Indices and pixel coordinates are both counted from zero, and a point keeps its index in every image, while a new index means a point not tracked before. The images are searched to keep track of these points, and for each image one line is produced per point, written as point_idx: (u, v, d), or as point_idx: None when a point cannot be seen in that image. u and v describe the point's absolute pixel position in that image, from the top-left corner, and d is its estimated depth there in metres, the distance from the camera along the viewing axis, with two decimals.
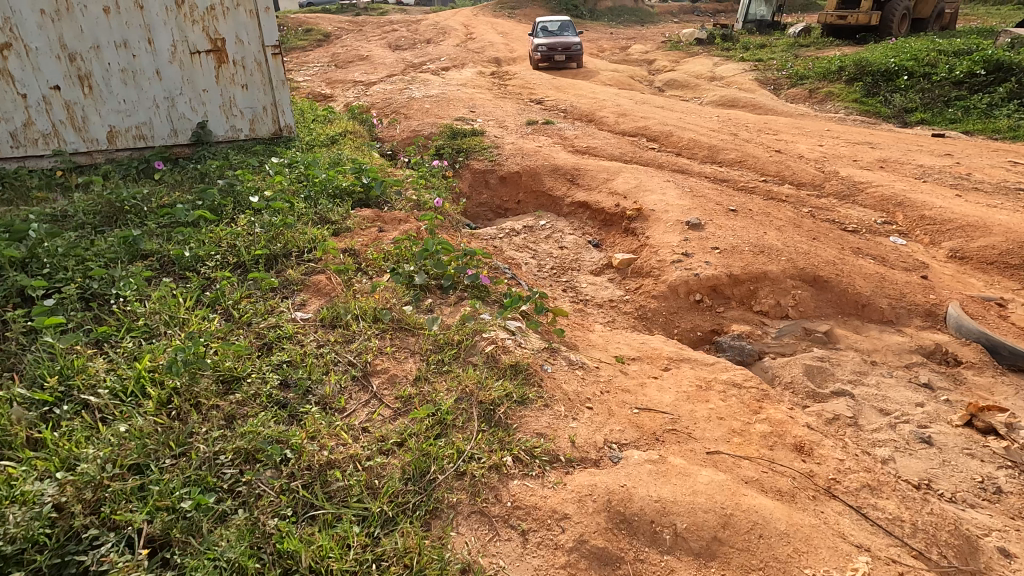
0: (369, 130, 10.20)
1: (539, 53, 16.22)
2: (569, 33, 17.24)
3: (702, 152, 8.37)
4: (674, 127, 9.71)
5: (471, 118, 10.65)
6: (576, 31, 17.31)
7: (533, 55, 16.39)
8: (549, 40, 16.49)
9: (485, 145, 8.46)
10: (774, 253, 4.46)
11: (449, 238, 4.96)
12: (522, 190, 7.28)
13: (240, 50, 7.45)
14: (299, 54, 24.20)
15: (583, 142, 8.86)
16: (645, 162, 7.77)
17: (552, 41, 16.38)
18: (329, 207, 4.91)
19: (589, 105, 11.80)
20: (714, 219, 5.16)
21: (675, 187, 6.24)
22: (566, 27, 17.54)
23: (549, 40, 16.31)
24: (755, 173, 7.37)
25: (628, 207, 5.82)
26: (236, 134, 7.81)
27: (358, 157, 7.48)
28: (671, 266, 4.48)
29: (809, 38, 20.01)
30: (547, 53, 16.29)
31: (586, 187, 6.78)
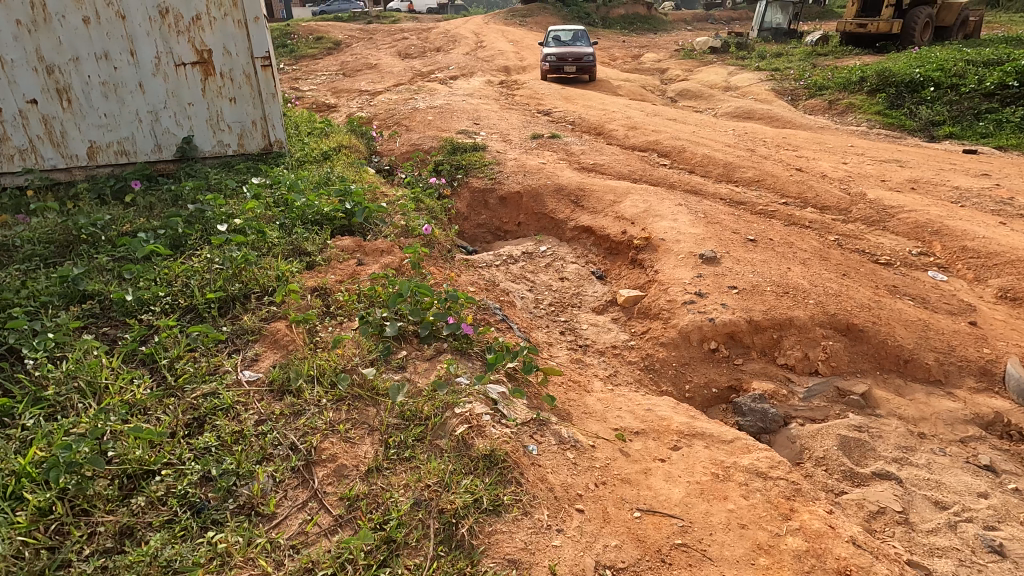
0: (367, 144, 9.81)
1: (549, 63, 15.71)
2: (582, 42, 16.69)
3: (717, 170, 7.86)
4: (687, 142, 9.20)
5: (474, 131, 10.23)
6: (589, 40, 16.75)
7: (543, 65, 15.89)
8: (560, 49, 15.98)
9: (486, 162, 8.03)
10: (799, 294, 3.93)
11: (436, 272, 4.51)
12: (522, 211, 6.82)
13: (228, 62, 7.08)
14: (308, 63, 24.05)
15: (590, 158, 8.39)
16: (656, 182, 7.28)
17: (564, 51, 15.85)
18: (305, 237, 4.48)
19: (598, 118, 11.33)
20: (731, 251, 4.65)
21: (687, 212, 5.73)
22: (579, 36, 16.97)
23: (560, 49, 15.77)
24: (774, 194, 6.84)
25: (636, 234, 5.33)
26: (223, 150, 7.43)
27: (351, 175, 7.07)
28: (682, 307, 3.97)
29: (827, 47, 19.42)
30: (558, 63, 15.77)
31: (591, 209, 6.29)
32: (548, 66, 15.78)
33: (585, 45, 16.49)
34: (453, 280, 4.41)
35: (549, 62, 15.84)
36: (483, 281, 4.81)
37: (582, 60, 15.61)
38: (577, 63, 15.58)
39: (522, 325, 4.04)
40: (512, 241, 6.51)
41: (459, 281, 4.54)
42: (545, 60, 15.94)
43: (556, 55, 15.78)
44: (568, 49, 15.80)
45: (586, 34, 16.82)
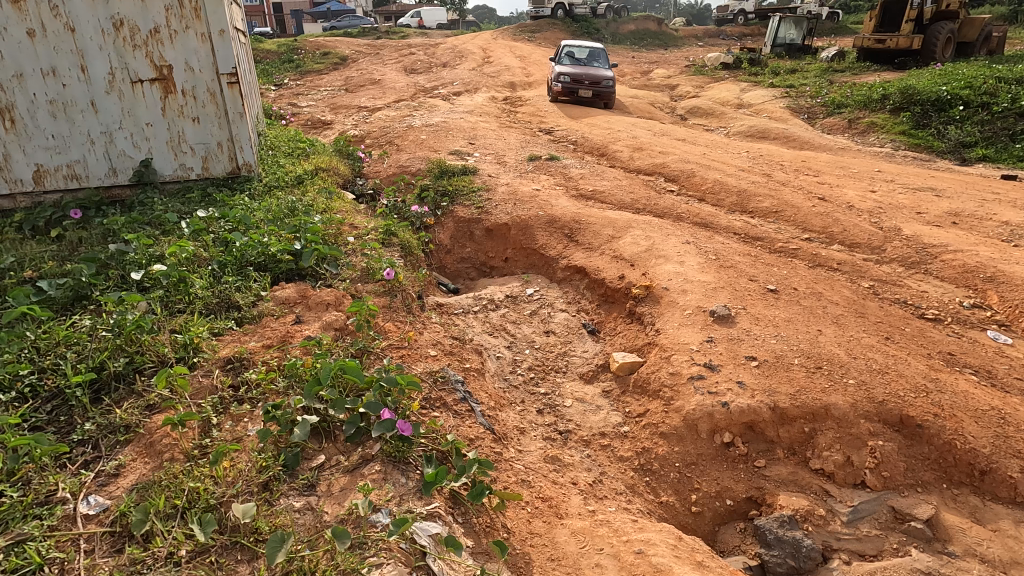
0: (350, 165, 9.15)
1: (561, 84, 14.53)
2: (597, 63, 15.49)
3: (729, 198, 7.09)
4: (697, 165, 8.46)
5: (467, 153, 9.57)
6: (608, 62, 15.52)
7: (554, 85, 14.70)
8: (574, 69, 14.79)
9: (474, 187, 7.33)
10: (836, 371, 3.13)
11: (393, 328, 3.77)
12: (510, 245, 6.09)
13: (191, 79, 6.47)
14: (312, 78, 23.69)
15: (589, 183, 7.65)
16: (660, 212, 6.52)
17: (578, 72, 14.64)
18: (238, 287, 3.77)
19: (601, 138, 10.65)
20: (748, 306, 3.87)
21: (695, 252, 4.95)
22: (596, 55, 15.75)
23: (575, 71, 14.56)
24: (795, 228, 6.06)
25: (635, 279, 4.56)
26: (186, 174, 6.80)
27: (322, 203, 6.42)
28: (689, 384, 3.18)
29: (843, 63, 18.63)
30: (570, 85, 14.58)
31: (586, 246, 5.54)
32: (559, 88, 14.62)
33: (602, 67, 15.28)
34: (412, 341, 3.67)
35: (561, 83, 14.65)
36: (453, 336, 4.05)
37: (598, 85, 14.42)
38: (591, 87, 14.42)
39: (491, 402, 3.28)
40: (496, 281, 5.78)
41: (421, 338, 3.79)
42: (557, 80, 14.74)
43: (570, 76, 14.58)
44: (583, 71, 14.60)
45: (603, 55, 15.61)
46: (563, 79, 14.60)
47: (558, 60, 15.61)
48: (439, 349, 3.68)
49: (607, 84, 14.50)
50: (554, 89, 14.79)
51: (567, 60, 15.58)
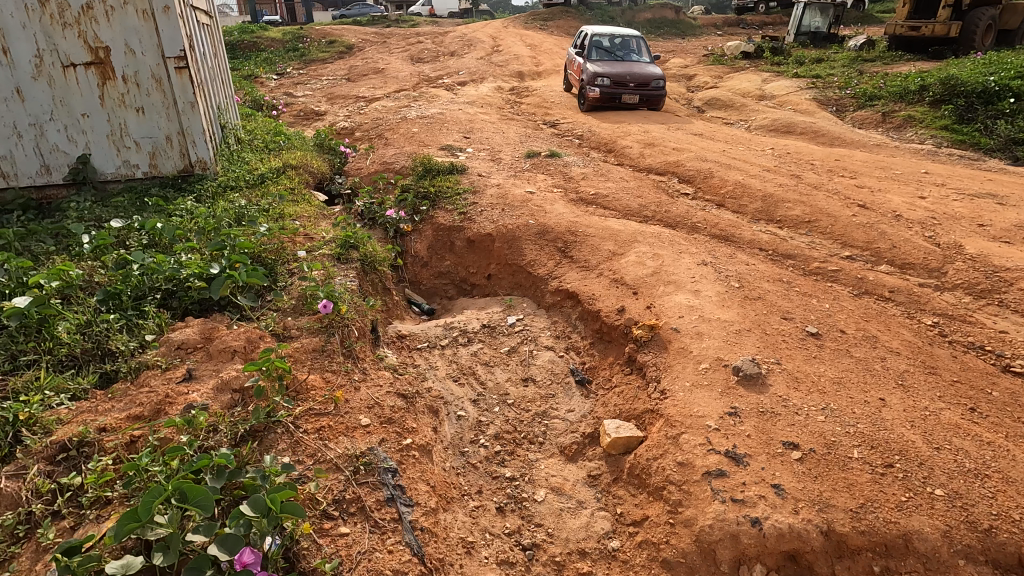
0: (328, 162, 8.31)
1: (601, 89, 11.52)
2: (636, 56, 12.47)
3: (751, 206, 6.14)
4: (715, 164, 7.51)
5: (459, 148, 8.68)
6: (649, 52, 12.54)
7: (591, 91, 11.70)
8: (612, 67, 11.76)
9: (459, 189, 6.47)
10: (918, 474, 2.26)
11: (321, 383, 2.94)
12: (493, 259, 5.19)
13: (132, 63, 5.65)
14: (315, 67, 22.83)
15: (592, 185, 6.72)
16: (671, 220, 5.59)
17: (619, 72, 11.66)
18: (121, 327, 2.95)
19: (609, 132, 9.73)
20: (785, 361, 2.95)
21: (714, 276, 4.04)
22: (634, 45, 12.66)
23: (617, 71, 11.60)
24: (832, 243, 5.11)
25: (637, 311, 3.64)
26: (131, 171, 6.00)
27: (278, 207, 5.60)
28: (703, 485, 2.30)
29: (874, 52, 17.34)
30: (612, 90, 11.62)
31: (581, 263, 4.65)
32: (599, 95, 11.64)
33: (645, 61, 12.32)
34: (342, 402, 2.83)
35: (600, 87, 11.64)
36: (405, 388, 3.21)
37: (648, 88, 11.54)
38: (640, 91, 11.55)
39: (434, 499, 2.45)
40: (477, 304, 4.92)
41: (356, 395, 2.94)
42: (594, 84, 11.72)
43: (611, 79, 11.60)
44: (627, 71, 11.65)
45: (644, 44, 12.58)
46: (602, 82, 11.59)
47: (589, 56, 12.51)
48: (377, 411, 2.83)
49: (659, 85, 11.62)
50: (590, 95, 11.78)
51: (600, 54, 12.47)
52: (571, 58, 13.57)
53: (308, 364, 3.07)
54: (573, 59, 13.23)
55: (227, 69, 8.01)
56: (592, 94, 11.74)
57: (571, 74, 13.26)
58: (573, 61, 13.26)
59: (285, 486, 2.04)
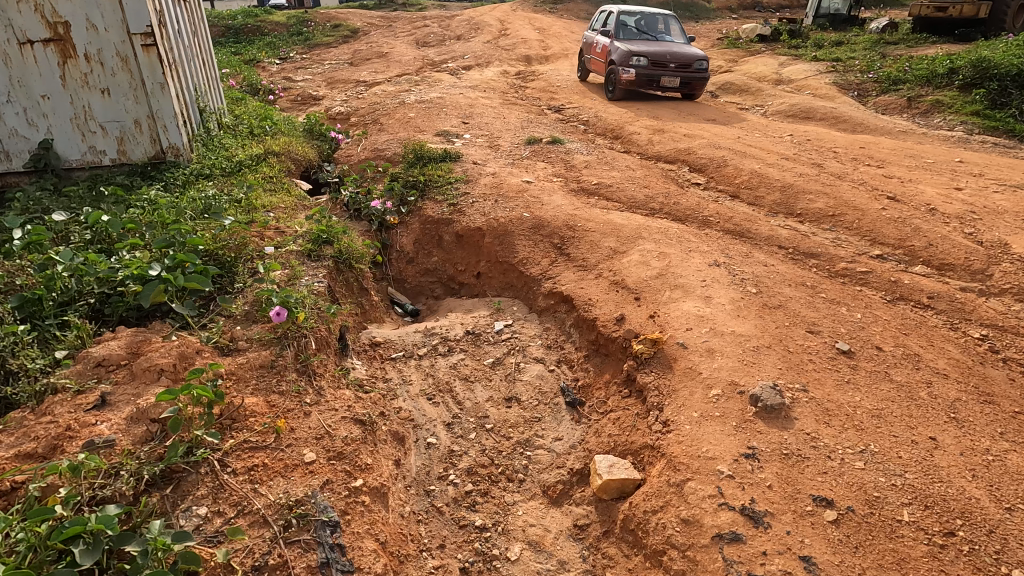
0: (316, 148, 7.84)
1: (638, 69, 10.14)
2: (670, 36, 11.10)
3: (769, 198, 5.62)
4: (730, 151, 6.98)
5: (456, 134, 8.19)
6: (684, 32, 11.20)
7: (625, 73, 10.29)
8: (649, 47, 10.39)
9: (451, 177, 6.01)
10: (979, 550, 1.87)
11: (264, 405, 2.51)
12: (483, 255, 4.72)
13: (95, 40, 5.21)
14: (318, 52, 22.25)
15: (595, 174, 6.23)
16: (680, 213, 5.09)
17: (657, 52, 10.29)
18: (32, 341, 2.55)
19: (616, 117, 9.21)
20: (812, 387, 2.49)
21: (728, 279, 3.55)
22: (667, 24, 11.30)
23: (655, 51, 10.24)
24: (859, 241, 4.60)
25: (639, 321, 3.17)
26: (98, 158, 5.58)
27: (250, 197, 5.18)
28: (711, 554, 1.89)
29: (897, 34, 16.48)
30: (650, 72, 10.24)
31: (578, 263, 4.18)
32: (634, 77, 10.24)
33: (682, 41, 10.97)
34: (286, 432, 2.40)
35: (636, 68, 10.25)
36: (366, 412, 2.78)
37: (691, 69, 10.20)
38: (681, 73, 10.19)
39: (383, 561, 2.08)
40: (463, 305, 4.48)
41: (304, 422, 2.52)
42: (628, 65, 10.33)
43: (648, 59, 10.23)
44: (666, 50, 10.28)
45: (678, 24, 11.26)
46: (639, 63, 10.20)
47: (619, 35, 11.11)
48: (326, 443, 2.41)
49: (702, 66, 10.28)
50: (624, 78, 10.39)
51: (631, 33, 11.07)
52: (592, 41, 12.16)
53: (252, 384, 2.65)
54: (597, 41, 11.84)
55: (206, 47, 7.50)
56: (626, 77, 10.34)
57: (594, 58, 11.86)
58: (595, 43, 11.87)
59: (173, 562, 1.75)
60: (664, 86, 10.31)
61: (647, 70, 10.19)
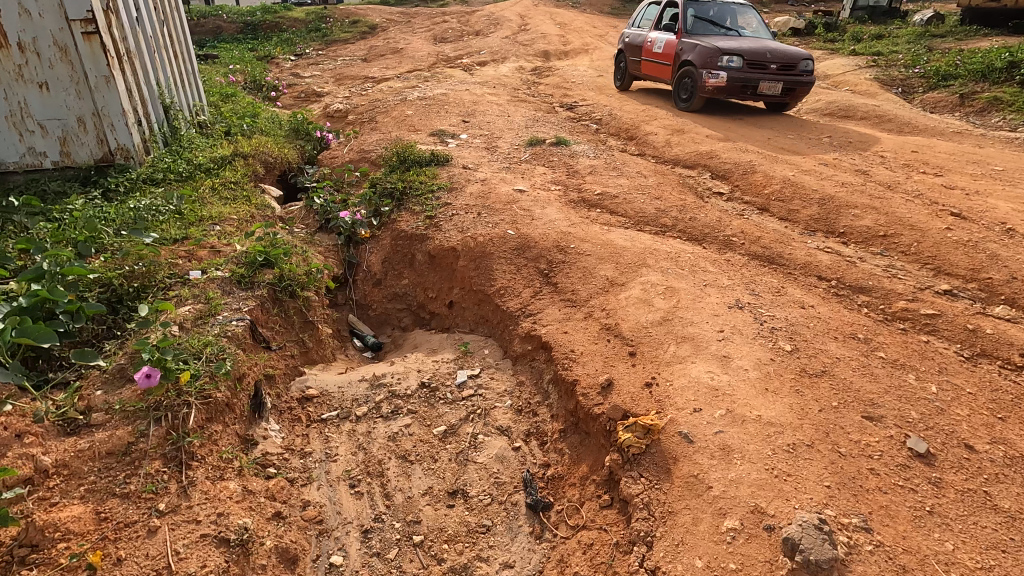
0: (297, 149, 7.15)
1: (732, 70, 7.64)
2: (752, 28, 8.60)
3: (805, 212, 4.74)
4: (758, 155, 6.10)
5: (452, 134, 7.43)
6: (765, 27, 8.74)
7: (712, 77, 7.78)
8: (741, 42, 7.90)
9: (434, 184, 5.26)
10: None
11: (90, 519, 1.93)
12: (456, 281, 3.95)
13: (30, 28, 4.61)
14: (334, 48, 21.66)
15: (600, 181, 5.43)
16: (696, 231, 4.27)
17: (753, 48, 7.80)
18: None
19: (631, 115, 8.35)
20: (877, 524, 1.77)
21: (753, 327, 2.73)
22: (742, 16, 8.82)
23: (750, 48, 7.74)
24: (916, 273, 3.75)
25: (630, 389, 2.39)
26: (39, 162, 4.99)
27: (195, 209, 4.51)
28: None
29: (943, 27, 15.18)
30: (745, 75, 7.73)
31: (565, 296, 3.40)
32: (726, 82, 7.72)
33: (768, 37, 8.51)
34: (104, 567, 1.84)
35: (728, 70, 7.74)
36: (251, 516, 2.15)
37: (797, 72, 7.74)
38: (786, 75, 7.73)
39: None
40: (429, 342, 3.75)
41: (145, 545, 1.92)
42: (714, 66, 7.82)
43: (742, 58, 7.73)
44: (763, 46, 7.78)
45: (757, 16, 8.81)
46: (731, 63, 7.70)
47: (691, 29, 8.57)
48: None
49: (807, 66, 7.83)
50: (711, 82, 7.87)
51: (704, 27, 8.55)
52: (642, 39, 9.62)
53: (88, 482, 2.02)
54: (651, 38, 9.32)
55: (178, 37, 6.83)
56: (714, 82, 7.82)
57: (648, 60, 9.34)
58: (649, 42, 9.34)
59: None
60: (763, 92, 7.81)
61: (744, 73, 7.68)
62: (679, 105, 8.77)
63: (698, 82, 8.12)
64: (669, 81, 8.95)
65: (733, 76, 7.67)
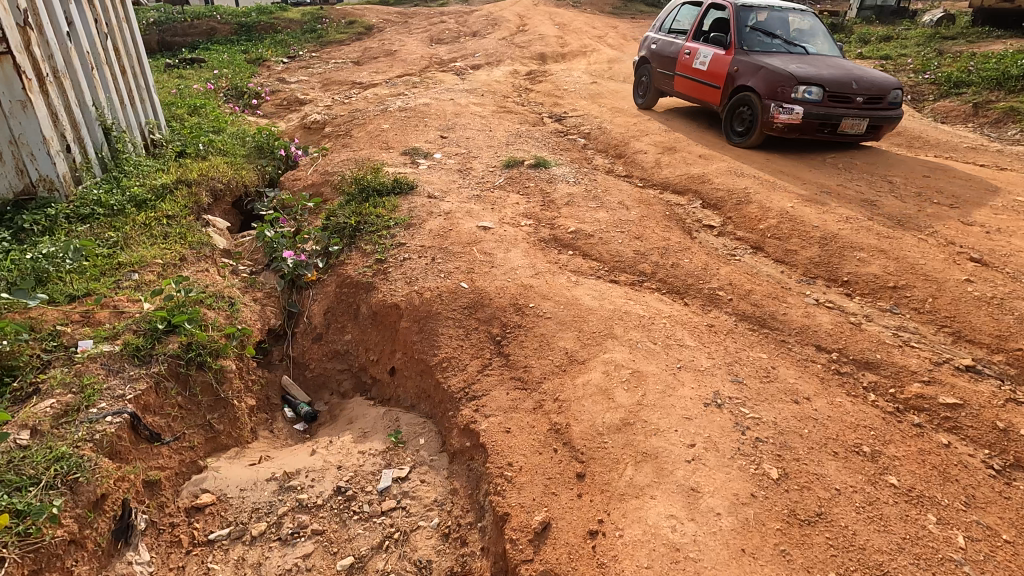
0: (257, 170, 6.60)
1: (811, 104, 5.94)
2: (812, 43, 6.98)
3: (804, 253, 4.20)
4: (753, 180, 5.58)
5: (426, 153, 6.89)
6: (829, 42, 7.16)
7: (783, 113, 6.08)
8: (817, 67, 6.20)
9: (392, 218, 4.72)
10: None
11: None
12: (398, 343, 3.43)
13: None
14: (327, 49, 21.07)
15: (577, 212, 4.89)
16: (678, 281, 3.73)
17: (834, 75, 6.10)
18: None
19: (622, 129, 7.79)
20: None
21: (732, 436, 2.24)
22: (798, 25, 7.17)
23: (832, 75, 6.03)
24: (931, 340, 3.21)
25: (569, 539, 1.98)
26: None
27: (114, 253, 4.00)
28: None
29: (954, 28, 14.51)
30: (825, 109, 6.04)
31: (516, 374, 2.88)
32: (802, 120, 6.02)
33: (838, 57, 6.89)
34: None
35: (805, 104, 6.03)
36: None
37: (888, 105, 6.08)
38: (874, 110, 6.08)
39: None
40: (364, 419, 3.25)
41: None
42: (785, 98, 6.11)
43: (821, 88, 6.03)
44: (845, 73, 6.10)
45: (820, 29, 7.18)
46: (809, 95, 6.00)
47: (747, 46, 6.82)
48: None
49: (898, 98, 6.17)
50: (781, 118, 6.16)
51: (764, 43, 6.80)
52: (677, 49, 7.78)
53: None
54: (690, 50, 7.52)
55: (121, 44, 6.22)
56: (785, 118, 6.11)
57: (686, 77, 7.56)
58: (687, 54, 7.55)
59: None
60: (845, 132, 6.13)
61: (825, 108, 5.97)
62: (727, 137, 7.04)
63: (759, 115, 6.40)
64: (715, 105, 7.20)
65: (812, 112, 5.97)
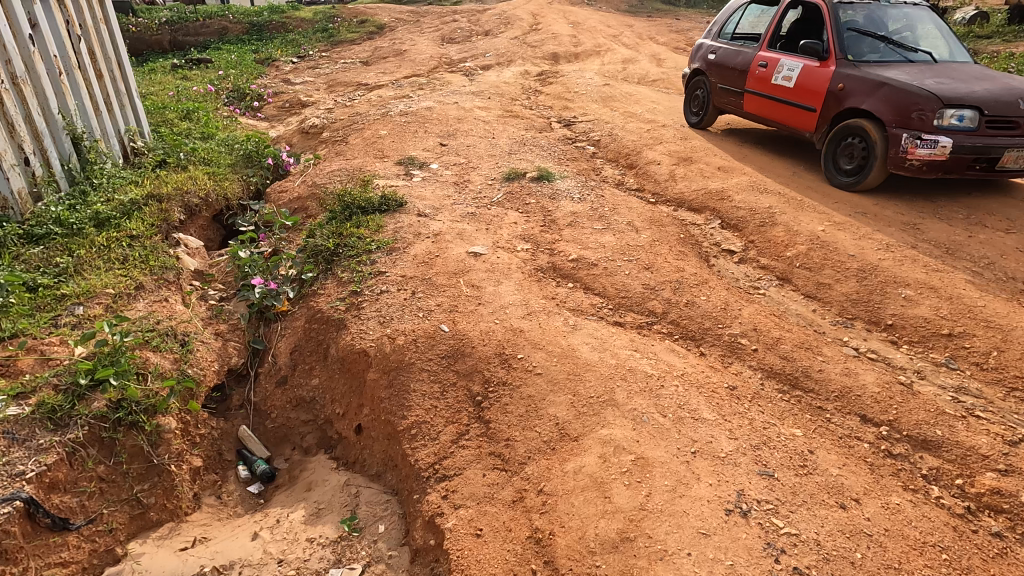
0: (242, 181, 6.16)
1: (965, 134, 4.39)
2: (932, 44, 5.33)
3: (840, 288, 3.65)
4: (778, 198, 5.02)
5: (422, 163, 6.43)
6: (951, 38, 5.51)
7: (923, 146, 4.52)
8: (962, 82, 4.66)
9: (374, 242, 4.23)
10: None
11: None
12: (365, 398, 2.96)
13: None
14: (336, 49, 20.72)
15: (580, 235, 4.39)
16: (693, 324, 3.22)
17: (988, 91, 4.56)
18: None
19: (635, 136, 7.23)
20: None
21: (761, 565, 1.86)
22: (908, 20, 5.51)
23: (986, 93, 4.50)
24: (999, 409, 2.68)
25: None
26: None
27: (59, 283, 3.57)
28: None
29: (988, 27, 13.74)
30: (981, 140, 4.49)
31: (496, 449, 2.42)
32: (951, 156, 4.46)
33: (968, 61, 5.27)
34: None
35: (954, 134, 4.48)
36: None
37: None
38: None
39: None
40: (323, 488, 2.78)
41: None
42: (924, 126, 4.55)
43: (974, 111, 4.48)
44: (1001, 90, 4.57)
45: (939, 26, 5.58)
46: (961, 121, 4.45)
47: (853, 54, 5.22)
48: None
49: None
50: (918, 153, 4.60)
51: (872, 50, 5.19)
52: (746, 59, 6.14)
53: None
54: (766, 60, 5.88)
55: (94, 43, 5.76)
56: (925, 154, 4.56)
57: (761, 95, 5.91)
58: (762, 66, 5.88)
59: None
60: (1003, 167, 4.61)
61: (982, 138, 4.44)
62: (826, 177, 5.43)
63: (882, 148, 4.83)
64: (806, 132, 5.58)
65: (964, 145, 4.43)
